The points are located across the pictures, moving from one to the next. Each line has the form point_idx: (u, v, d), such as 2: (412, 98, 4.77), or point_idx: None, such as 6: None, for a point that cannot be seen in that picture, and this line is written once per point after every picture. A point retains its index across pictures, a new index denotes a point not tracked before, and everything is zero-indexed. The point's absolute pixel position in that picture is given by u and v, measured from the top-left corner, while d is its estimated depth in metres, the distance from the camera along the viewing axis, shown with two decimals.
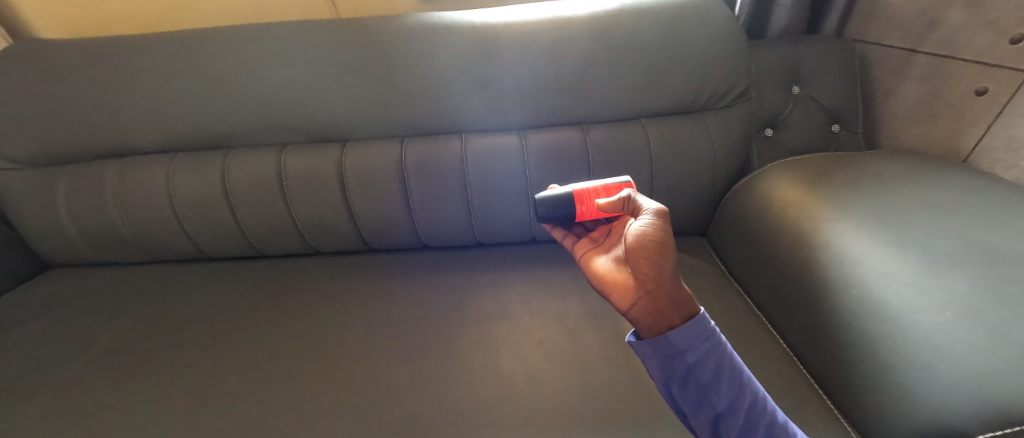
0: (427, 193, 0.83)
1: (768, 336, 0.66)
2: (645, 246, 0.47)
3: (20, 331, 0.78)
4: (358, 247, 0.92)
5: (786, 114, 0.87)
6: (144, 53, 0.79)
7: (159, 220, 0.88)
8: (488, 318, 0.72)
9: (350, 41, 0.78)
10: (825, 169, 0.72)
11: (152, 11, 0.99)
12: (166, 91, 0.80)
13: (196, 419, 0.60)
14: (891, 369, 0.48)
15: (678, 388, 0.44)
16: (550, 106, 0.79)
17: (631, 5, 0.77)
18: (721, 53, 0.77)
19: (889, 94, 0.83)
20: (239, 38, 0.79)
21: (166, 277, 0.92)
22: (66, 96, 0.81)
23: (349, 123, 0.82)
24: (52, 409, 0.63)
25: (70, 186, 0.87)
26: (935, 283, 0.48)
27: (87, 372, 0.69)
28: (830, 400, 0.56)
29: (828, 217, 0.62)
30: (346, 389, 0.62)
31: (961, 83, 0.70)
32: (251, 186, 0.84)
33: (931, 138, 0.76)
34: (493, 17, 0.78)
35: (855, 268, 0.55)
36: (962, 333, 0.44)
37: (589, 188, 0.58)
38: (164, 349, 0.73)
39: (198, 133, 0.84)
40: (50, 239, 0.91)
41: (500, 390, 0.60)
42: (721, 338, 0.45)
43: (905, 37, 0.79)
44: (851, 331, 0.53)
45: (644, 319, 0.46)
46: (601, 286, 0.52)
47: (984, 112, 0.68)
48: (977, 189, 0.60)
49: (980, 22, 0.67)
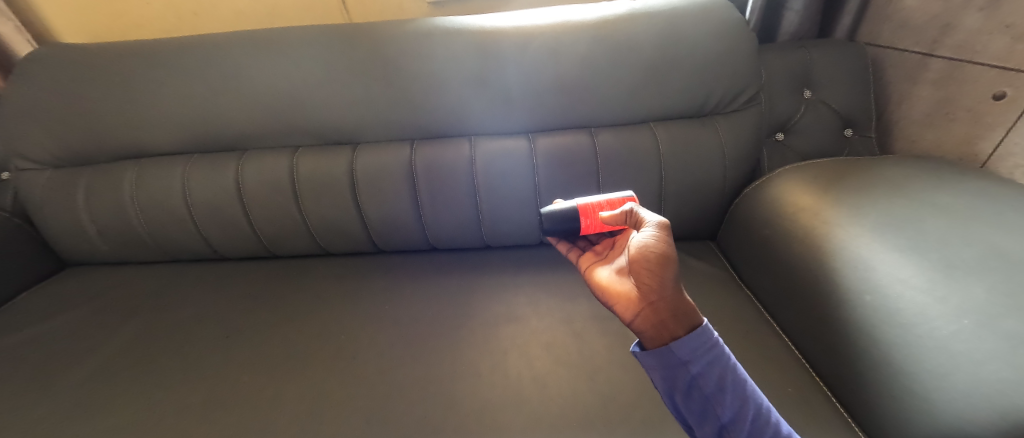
0: (437, 195, 0.84)
1: (779, 342, 0.66)
2: (647, 258, 0.46)
3: (39, 328, 0.81)
4: (368, 248, 0.93)
5: (797, 118, 0.86)
6: (164, 57, 0.81)
7: (175, 219, 0.90)
8: (496, 320, 0.73)
9: (360, 45, 0.79)
10: (836, 175, 0.71)
11: (172, 17, 1.02)
12: (184, 94, 0.82)
13: (204, 418, 0.61)
14: (904, 376, 0.47)
15: (681, 399, 0.44)
16: (559, 110, 0.80)
17: (638, 10, 0.78)
18: (731, 56, 0.77)
19: (904, 98, 0.82)
20: (254, 42, 0.81)
21: (180, 275, 0.94)
22: (87, 98, 0.83)
23: (360, 126, 0.83)
24: (66, 405, 0.65)
25: (90, 186, 0.89)
26: (951, 291, 0.48)
27: (103, 368, 0.71)
28: (844, 408, 0.55)
29: (840, 222, 0.62)
30: (354, 389, 0.63)
31: (978, 88, 0.69)
32: (264, 186, 0.85)
33: (948, 142, 0.75)
34: (501, 22, 0.79)
35: (868, 275, 0.55)
36: (980, 342, 0.43)
37: (593, 202, 0.59)
38: (175, 348, 0.74)
39: (214, 135, 0.85)
40: (70, 238, 0.93)
41: (507, 392, 0.60)
42: (724, 349, 0.44)
43: (919, 41, 0.79)
44: (864, 339, 0.52)
45: (647, 329, 0.45)
46: (604, 298, 0.52)
47: (1003, 118, 0.67)
48: (996, 196, 0.59)
49: (996, 26, 0.66)
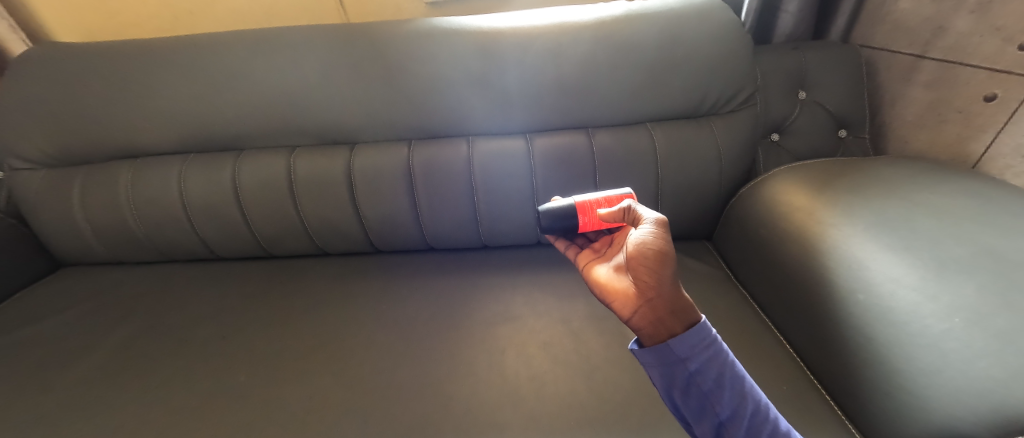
0: (434, 195, 0.84)
1: (773, 341, 0.66)
2: (644, 255, 0.47)
3: (34, 328, 0.80)
4: (365, 247, 0.93)
5: (792, 119, 0.87)
6: (161, 56, 0.81)
7: (171, 219, 0.89)
8: (493, 319, 0.73)
9: (356, 45, 0.79)
10: (830, 175, 0.72)
11: (167, 16, 1.01)
12: (181, 93, 0.82)
13: (202, 418, 0.61)
14: (896, 374, 0.48)
15: (680, 397, 0.44)
16: (556, 110, 0.80)
17: (636, 12, 0.78)
18: (727, 57, 0.77)
19: (897, 99, 0.84)
20: (251, 42, 0.80)
21: (177, 275, 0.93)
22: (82, 97, 0.83)
23: (357, 125, 0.83)
24: (62, 406, 0.64)
25: (85, 186, 0.88)
26: (942, 289, 0.48)
27: (99, 369, 0.70)
28: (838, 406, 0.56)
29: (834, 222, 0.62)
30: (352, 388, 0.63)
31: (970, 89, 0.70)
32: (261, 186, 0.85)
33: (938, 143, 0.76)
34: (499, 22, 0.79)
35: (862, 273, 0.55)
36: (971, 339, 0.44)
37: (591, 199, 0.59)
38: (172, 348, 0.73)
39: (210, 134, 0.85)
40: (65, 238, 0.93)
41: (505, 391, 0.60)
42: (722, 346, 0.44)
43: (911, 43, 0.80)
44: (857, 337, 0.53)
45: (645, 327, 0.46)
46: (602, 295, 0.52)
47: (993, 119, 0.68)
48: (987, 196, 0.59)
49: (986, 29, 0.67)
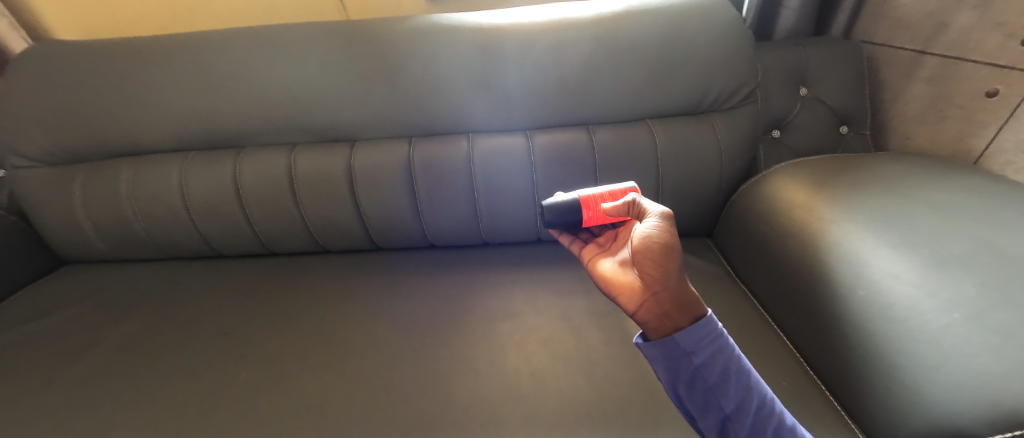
0: (434, 191, 0.84)
1: (773, 337, 0.66)
2: (650, 249, 0.47)
3: (37, 326, 0.80)
4: (366, 245, 0.93)
5: (793, 115, 0.87)
6: (160, 54, 0.81)
7: (173, 217, 0.90)
8: (494, 316, 0.73)
9: (355, 42, 0.79)
10: (831, 171, 0.72)
11: (166, 12, 1.01)
12: (182, 91, 0.82)
13: (204, 415, 0.61)
14: (896, 369, 0.48)
15: (684, 391, 0.44)
16: (556, 107, 0.80)
17: (638, 7, 0.78)
18: (729, 53, 0.77)
19: (898, 95, 0.83)
20: (250, 40, 0.80)
21: (178, 272, 0.94)
22: (82, 95, 0.83)
23: (357, 123, 0.83)
24: (65, 402, 0.65)
25: (87, 184, 0.89)
26: (941, 284, 0.48)
27: (102, 366, 0.71)
28: (838, 402, 0.56)
29: (834, 217, 0.62)
30: (353, 385, 0.63)
31: (972, 85, 0.70)
32: (261, 183, 0.85)
33: (940, 139, 0.76)
34: (499, 19, 0.79)
35: (862, 269, 0.55)
36: (971, 334, 0.44)
37: (595, 193, 0.59)
38: (174, 345, 0.74)
39: (211, 131, 0.85)
40: (67, 236, 0.93)
41: (505, 387, 0.61)
42: (728, 340, 0.44)
43: (913, 39, 0.79)
44: (858, 333, 0.53)
45: (651, 320, 0.46)
46: (607, 288, 0.52)
47: (994, 115, 0.67)
48: (988, 192, 0.59)
49: (989, 24, 0.67)
